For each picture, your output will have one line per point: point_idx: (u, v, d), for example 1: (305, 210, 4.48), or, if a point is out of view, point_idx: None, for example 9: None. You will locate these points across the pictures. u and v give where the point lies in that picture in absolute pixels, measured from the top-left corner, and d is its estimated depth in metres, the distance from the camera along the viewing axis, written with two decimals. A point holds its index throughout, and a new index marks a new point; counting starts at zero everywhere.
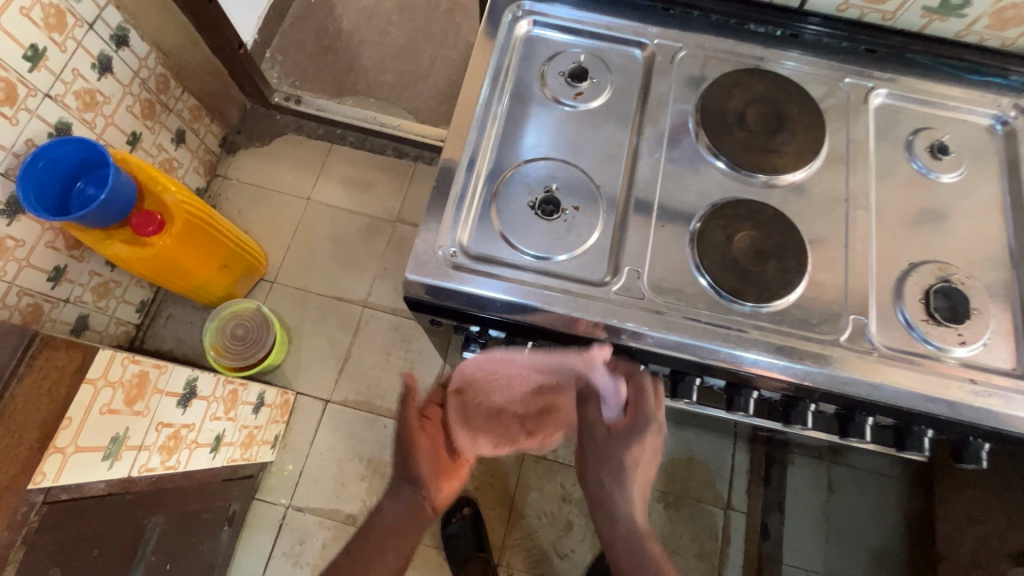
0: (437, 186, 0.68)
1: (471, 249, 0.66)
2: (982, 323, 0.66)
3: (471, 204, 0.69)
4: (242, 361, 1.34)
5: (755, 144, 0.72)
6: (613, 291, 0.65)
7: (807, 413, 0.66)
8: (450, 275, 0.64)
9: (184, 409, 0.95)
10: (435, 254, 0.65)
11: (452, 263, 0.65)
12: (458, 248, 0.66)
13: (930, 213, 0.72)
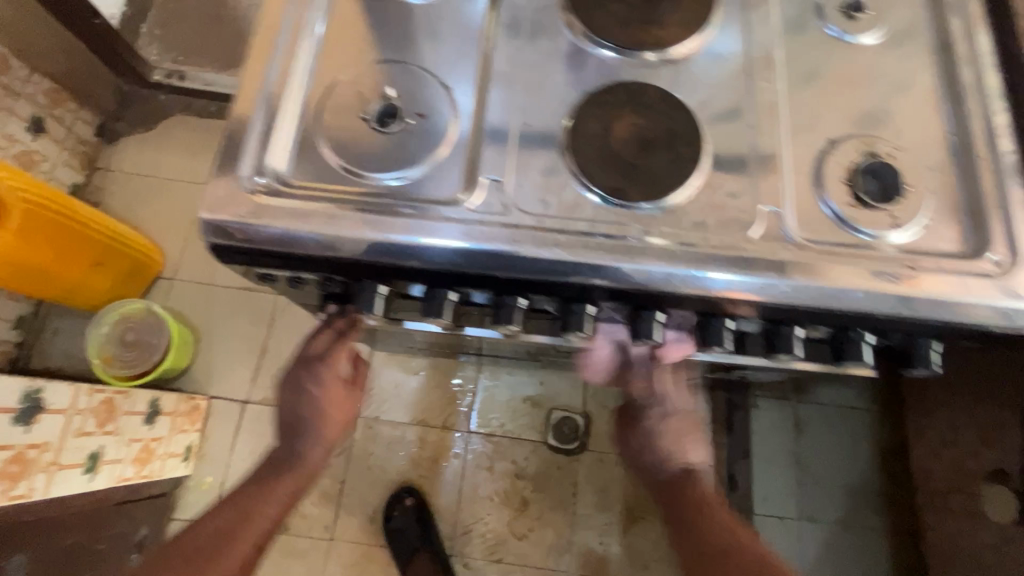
0: (241, 104, 0.54)
1: (286, 176, 0.53)
2: (917, 202, 0.55)
3: (286, 122, 0.55)
4: (134, 368, 1.19)
5: (633, 19, 0.59)
6: (467, 209, 0.52)
7: (723, 331, 0.55)
8: (257, 209, 0.51)
9: (27, 427, 0.81)
10: (237, 186, 0.51)
11: (259, 194, 0.51)
12: (268, 176, 0.52)
13: (850, 78, 0.60)
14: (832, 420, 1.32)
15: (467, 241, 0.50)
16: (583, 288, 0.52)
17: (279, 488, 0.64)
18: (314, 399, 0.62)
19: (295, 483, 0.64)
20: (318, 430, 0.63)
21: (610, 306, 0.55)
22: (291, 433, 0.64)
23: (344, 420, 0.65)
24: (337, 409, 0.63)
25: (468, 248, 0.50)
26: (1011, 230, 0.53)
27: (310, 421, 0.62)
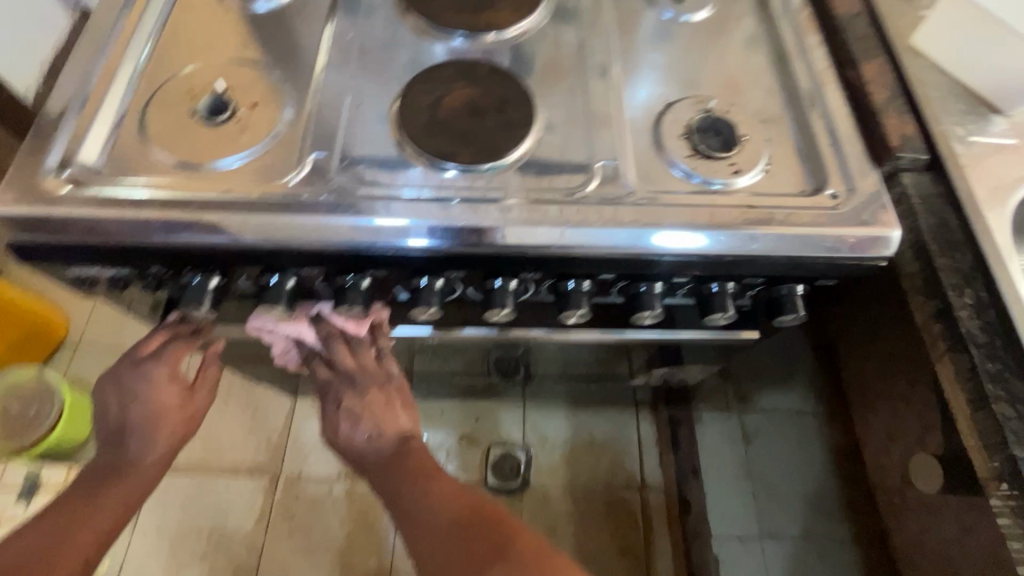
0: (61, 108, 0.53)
1: (99, 170, 0.50)
2: (756, 148, 0.55)
3: (107, 121, 0.53)
4: (19, 441, 1.08)
5: (469, 9, 0.61)
6: (290, 185, 0.50)
7: (579, 296, 0.52)
8: (58, 200, 0.48)
9: None
10: (39, 180, 0.48)
11: (62, 187, 0.48)
12: (77, 170, 0.50)
13: (682, 50, 0.62)
14: None
15: (353, 216, 0.48)
16: (417, 256, 0.49)
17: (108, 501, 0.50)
18: (145, 393, 0.54)
19: (127, 494, 0.51)
20: (157, 424, 0.55)
21: (458, 277, 0.52)
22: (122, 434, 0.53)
23: (185, 422, 0.57)
24: (175, 408, 0.56)
25: (355, 223, 0.48)
26: (848, 164, 0.53)
27: (146, 417, 0.54)
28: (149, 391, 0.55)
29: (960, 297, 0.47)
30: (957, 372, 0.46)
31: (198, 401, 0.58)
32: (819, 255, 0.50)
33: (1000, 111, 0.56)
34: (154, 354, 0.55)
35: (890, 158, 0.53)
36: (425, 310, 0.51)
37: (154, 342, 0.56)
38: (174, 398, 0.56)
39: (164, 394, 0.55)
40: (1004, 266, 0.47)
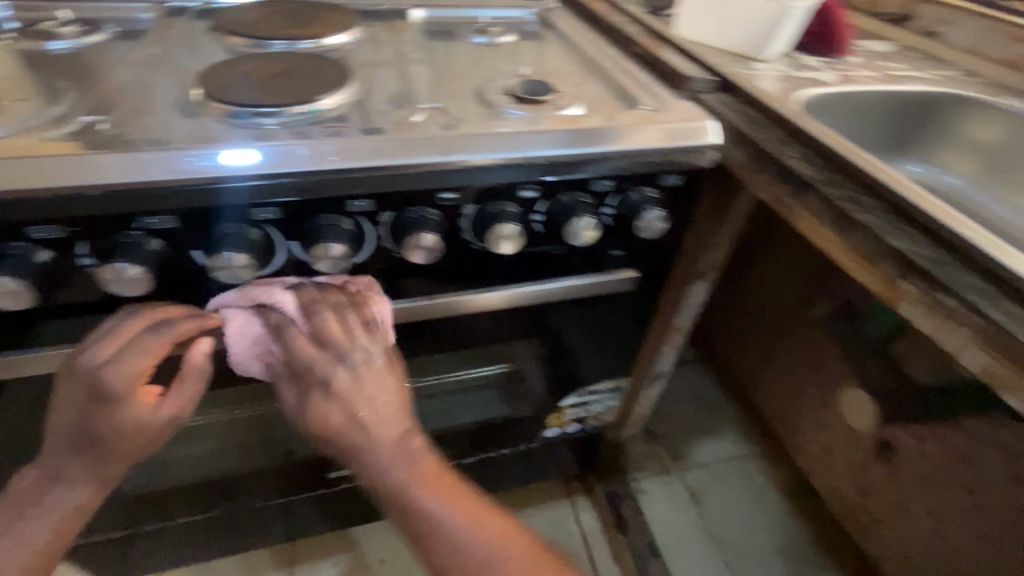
0: None
1: None
2: (570, 95, 0.59)
3: None
4: None
5: (282, 29, 0.63)
6: (47, 137, 0.42)
7: (425, 223, 0.46)
8: None
9: None
10: None
11: None
12: None
13: (492, 56, 0.69)
14: (722, 475, 1.16)
15: (118, 154, 0.39)
16: (212, 195, 0.41)
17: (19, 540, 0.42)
18: (90, 424, 0.41)
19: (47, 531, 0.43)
20: (98, 454, 0.43)
21: (274, 218, 0.43)
22: (55, 457, 0.44)
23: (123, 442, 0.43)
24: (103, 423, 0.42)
25: (118, 160, 0.39)
26: (654, 91, 0.58)
27: (87, 446, 0.43)
28: (95, 419, 0.41)
29: (784, 152, 0.49)
30: (817, 211, 0.45)
31: (164, 430, 0.44)
32: (656, 152, 0.50)
33: (756, 59, 0.67)
34: (109, 361, 0.41)
35: (686, 83, 0.59)
36: (227, 265, 0.42)
37: (112, 342, 0.41)
38: (136, 425, 0.42)
39: (116, 420, 0.42)
40: (806, 121, 0.51)
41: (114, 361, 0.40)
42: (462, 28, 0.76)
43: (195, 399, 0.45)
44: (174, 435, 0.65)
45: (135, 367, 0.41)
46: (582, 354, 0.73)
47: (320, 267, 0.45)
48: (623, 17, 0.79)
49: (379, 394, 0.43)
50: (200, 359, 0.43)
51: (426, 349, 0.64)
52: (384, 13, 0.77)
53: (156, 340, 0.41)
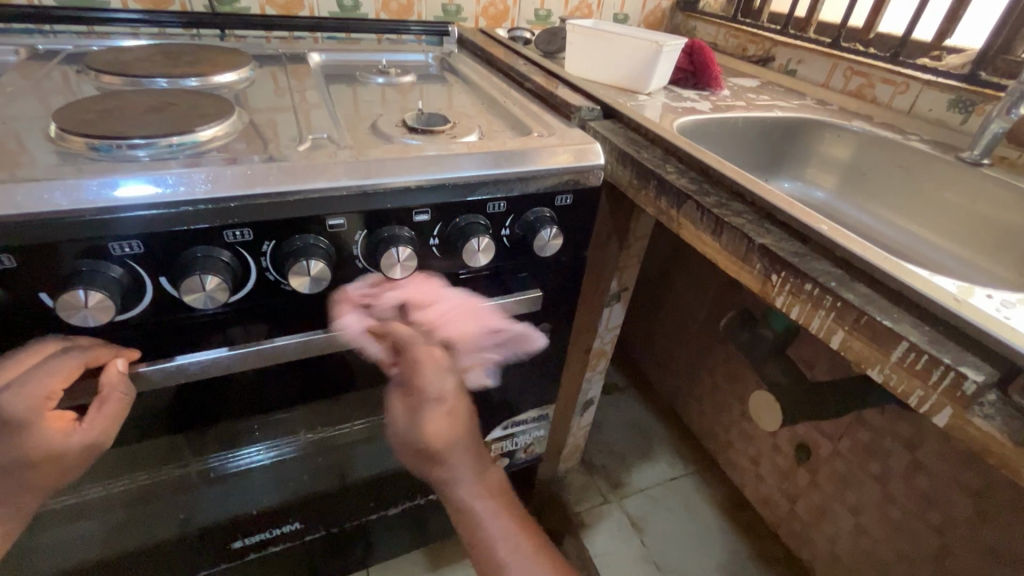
0: None
1: None
2: (464, 125, 0.61)
3: None
4: None
5: (165, 67, 0.61)
6: None
7: (310, 251, 0.44)
8: None
9: None
10: None
11: None
12: None
13: (392, 95, 0.71)
14: (662, 499, 1.15)
15: None
16: (61, 228, 0.38)
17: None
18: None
19: None
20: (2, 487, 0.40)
21: (138, 252, 0.40)
22: None
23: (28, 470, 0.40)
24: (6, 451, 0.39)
25: None
26: (544, 119, 0.61)
27: None
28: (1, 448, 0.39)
29: (663, 168, 0.52)
30: (693, 217, 0.48)
31: (83, 455, 0.43)
32: (542, 171, 0.52)
33: (640, 92, 0.73)
34: (8, 386, 0.39)
35: (574, 112, 0.62)
36: (81, 304, 0.38)
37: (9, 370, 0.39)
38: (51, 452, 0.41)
39: (24, 445, 0.40)
40: (679, 140, 0.55)
41: (19, 384, 0.39)
42: (361, 70, 0.77)
43: (117, 421, 0.44)
44: (45, 519, 0.57)
45: (43, 388, 0.40)
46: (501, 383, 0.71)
47: (193, 303, 0.42)
48: (519, 59, 0.83)
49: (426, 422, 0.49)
50: (112, 377, 0.43)
51: (344, 388, 0.63)
52: (281, 57, 0.77)
53: (67, 361, 0.41)
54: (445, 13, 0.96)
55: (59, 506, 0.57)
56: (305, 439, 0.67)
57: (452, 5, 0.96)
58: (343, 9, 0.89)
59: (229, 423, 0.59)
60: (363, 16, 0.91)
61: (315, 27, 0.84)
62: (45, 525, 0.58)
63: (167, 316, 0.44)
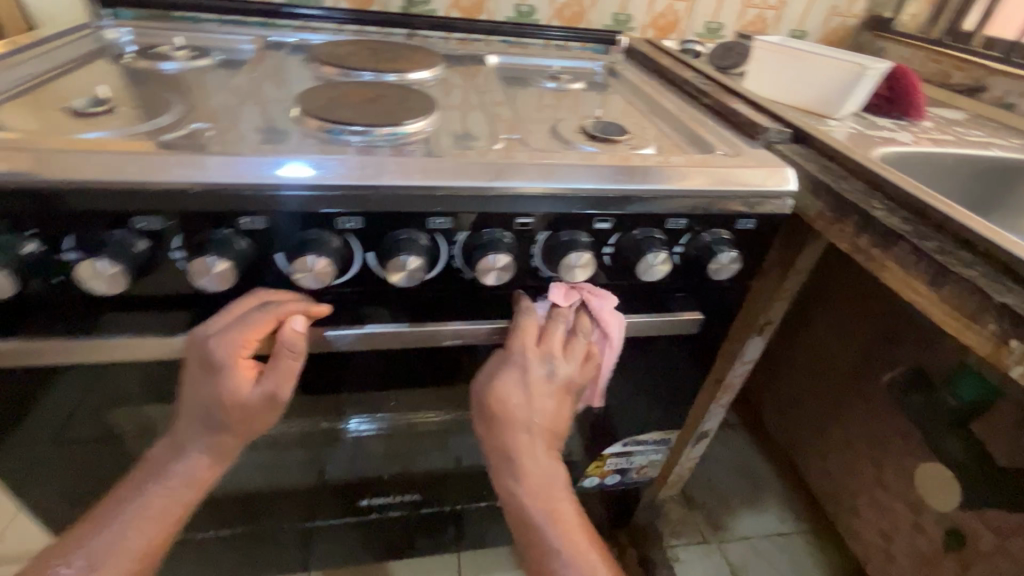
0: None
1: None
2: (641, 137, 0.60)
3: None
4: None
5: (372, 62, 0.68)
6: (168, 139, 0.47)
7: (496, 246, 0.47)
8: None
9: None
10: None
11: None
12: None
13: (564, 102, 0.72)
14: (767, 554, 1.06)
15: (226, 157, 0.42)
16: (305, 201, 0.43)
17: (140, 508, 0.47)
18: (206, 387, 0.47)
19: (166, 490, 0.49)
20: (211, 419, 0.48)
21: (356, 228, 0.45)
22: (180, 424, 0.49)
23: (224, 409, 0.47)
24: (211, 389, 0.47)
25: (225, 162, 0.41)
26: (728, 137, 0.59)
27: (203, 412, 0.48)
28: (209, 385, 0.47)
29: (867, 202, 0.48)
30: (903, 261, 0.44)
31: (264, 404, 0.49)
32: (729, 192, 0.50)
33: (829, 117, 0.68)
34: (216, 334, 0.45)
35: (759, 132, 0.59)
36: (308, 268, 0.43)
37: (223, 320, 0.46)
38: (236, 396, 0.47)
39: (221, 386, 0.47)
40: (887, 171, 0.50)
41: (224, 332, 0.45)
42: (534, 75, 0.80)
43: (288, 379, 0.49)
44: None
45: (238, 340, 0.45)
46: (634, 396, 0.70)
47: (396, 280, 0.46)
48: (691, 72, 0.81)
49: (543, 413, 0.51)
50: (291, 337, 0.46)
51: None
52: (462, 58, 0.82)
53: (260, 315, 0.45)
54: (615, 22, 0.96)
55: None
56: (415, 419, 0.70)
57: (624, 14, 0.95)
58: (520, 15, 0.93)
59: (358, 394, 0.63)
60: (536, 21, 0.94)
61: (493, 31, 0.88)
62: None
63: (363, 287, 0.49)
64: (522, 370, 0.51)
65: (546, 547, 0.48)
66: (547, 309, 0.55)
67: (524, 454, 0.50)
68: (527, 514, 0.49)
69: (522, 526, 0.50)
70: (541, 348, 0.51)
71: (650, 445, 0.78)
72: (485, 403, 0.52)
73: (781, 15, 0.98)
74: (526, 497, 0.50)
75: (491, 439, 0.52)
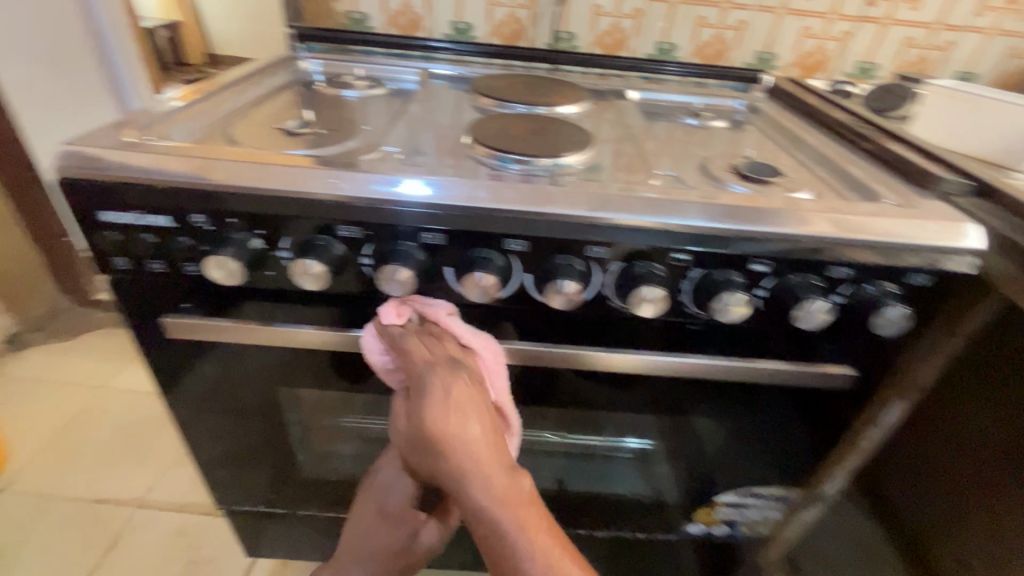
0: (171, 111, 0.60)
1: (180, 139, 0.54)
2: (796, 180, 0.59)
3: (205, 126, 0.59)
4: None
5: (525, 95, 0.73)
6: (364, 159, 0.54)
7: (650, 279, 0.47)
8: (138, 142, 0.50)
9: None
10: (124, 132, 0.51)
11: (144, 138, 0.51)
12: (159, 136, 0.53)
13: (706, 141, 0.73)
14: None
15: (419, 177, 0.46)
16: (481, 221, 0.46)
17: None
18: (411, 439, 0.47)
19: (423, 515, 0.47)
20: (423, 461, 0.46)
21: (521, 250, 0.47)
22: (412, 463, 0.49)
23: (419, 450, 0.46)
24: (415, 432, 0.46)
25: (417, 182, 0.46)
26: (895, 187, 0.56)
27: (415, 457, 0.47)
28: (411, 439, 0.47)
29: None
30: None
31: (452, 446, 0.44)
32: (904, 244, 0.47)
33: (1013, 170, 0.62)
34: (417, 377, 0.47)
35: (933, 183, 0.56)
36: (477, 283, 0.47)
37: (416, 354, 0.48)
38: (427, 437, 0.44)
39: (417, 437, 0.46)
40: None
41: (421, 378, 0.47)
42: (674, 112, 0.81)
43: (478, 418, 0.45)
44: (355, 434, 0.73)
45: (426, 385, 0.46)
46: (756, 444, 0.68)
47: (551, 303, 0.47)
48: (843, 114, 0.78)
49: (473, 438, 0.44)
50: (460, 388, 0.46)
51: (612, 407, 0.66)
52: (604, 93, 0.86)
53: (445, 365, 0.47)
54: (758, 61, 0.95)
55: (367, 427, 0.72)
56: (527, 437, 0.72)
57: (768, 53, 0.94)
58: (660, 52, 0.95)
59: None
60: (676, 58, 0.95)
61: (634, 67, 0.92)
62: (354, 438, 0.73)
63: (513, 305, 0.52)
64: (439, 385, 0.45)
65: (510, 552, 0.40)
66: (687, 344, 0.55)
67: (471, 475, 0.42)
68: (489, 526, 0.41)
69: (489, 539, 0.41)
70: (455, 367, 0.47)
71: (766, 498, 0.73)
72: (416, 432, 0.46)
73: (949, 57, 0.91)
74: (480, 502, 0.41)
75: (433, 469, 0.45)
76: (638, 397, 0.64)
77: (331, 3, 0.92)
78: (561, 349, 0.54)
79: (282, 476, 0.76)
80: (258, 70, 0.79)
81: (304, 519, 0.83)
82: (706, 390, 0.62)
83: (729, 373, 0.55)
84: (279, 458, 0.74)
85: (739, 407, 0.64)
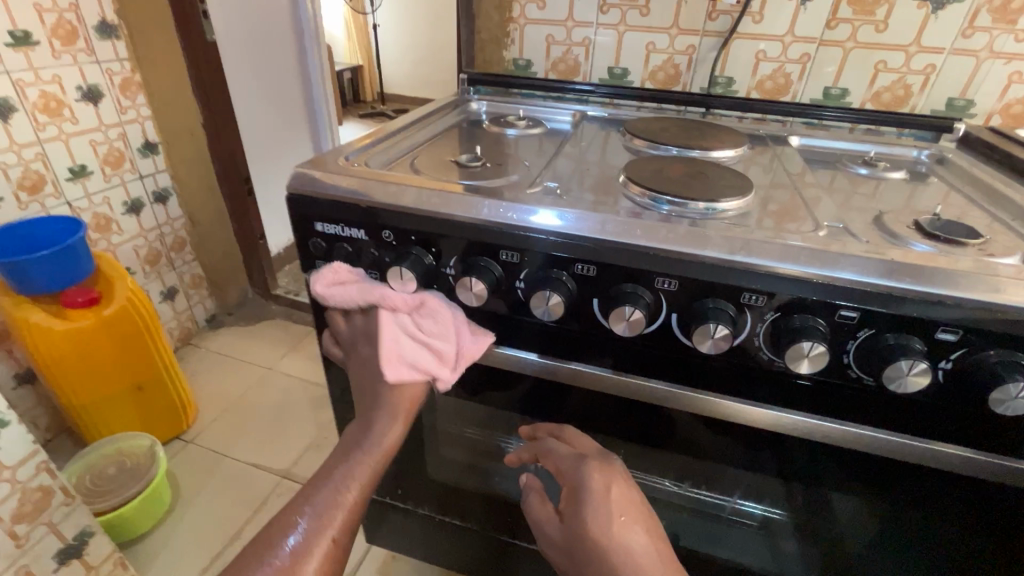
0: (370, 141, 0.71)
1: (376, 167, 0.64)
2: (994, 244, 0.52)
3: (396, 157, 0.70)
4: (111, 498, 1.04)
5: (679, 139, 0.74)
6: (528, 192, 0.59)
7: (811, 331, 0.44)
8: (348, 167, 0.60)
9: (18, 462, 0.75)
10: (337, 159, 0.63)
11: (350, 164, 0.62)
12: (361, 162, 0.64)
13: (878, 195, 0.67)
14: None
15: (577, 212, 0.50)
16: (634, 257, 0.48)
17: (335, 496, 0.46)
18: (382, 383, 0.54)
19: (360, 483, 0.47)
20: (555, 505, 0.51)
21: (671, 289, 0.48)
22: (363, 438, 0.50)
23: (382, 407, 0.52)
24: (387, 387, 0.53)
25: (577, 217, 0.50)
26: None
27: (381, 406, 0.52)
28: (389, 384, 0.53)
29: None
30: None
31: (570, 491, 0.49)
32: None
33: None
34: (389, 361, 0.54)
35: None
36: (624, 317, 0.48)
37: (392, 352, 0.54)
38: (566, 485, 0.50)
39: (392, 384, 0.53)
40: None
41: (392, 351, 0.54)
42: (842, 164, 0.76)
43: (604, 467, 0.49)
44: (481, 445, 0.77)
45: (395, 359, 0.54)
46: (913, 540, 0.58)
47: (697, 345, 0.47)
48: None
49: (588, 480, 0.48)
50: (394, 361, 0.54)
51: (734, 462, 0.61)
52: (762, 139, 0.84)
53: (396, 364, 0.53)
54: (949, 108, 0.85)
55: (493, 441, 0.76)
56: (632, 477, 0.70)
57: (963, 100, 0.84)
58: (827, 97, 0.90)
59: (606, 440, 0.66)
60: (846, 104, 0.90)
61: (796, 113, 0.89)
62: (479, 449, 0.78)
63: (656, 344, 0.52)
64: (597, 478, 0.48)
65: None
66: (846, 413, 0.50)
67: (598, 511, 0.46)
68: None
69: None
70: (610, 466, 0.49)
71: None
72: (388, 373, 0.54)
73: None
74: (602, 529, 0.45)
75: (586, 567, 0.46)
76: (764, 458, 0.59)
77: (501, 52, 1.02)
78: (701, 396, 0.53)
79: (409, 473, 0.83)
80: (437, 110, 0.90)
81: (420, 520, 0.89)
82: (846, 468, 0.56)
83: (886, 447, 0.50)
84: (408, 456, 0.80)
85: (879, 487, 0.56)
